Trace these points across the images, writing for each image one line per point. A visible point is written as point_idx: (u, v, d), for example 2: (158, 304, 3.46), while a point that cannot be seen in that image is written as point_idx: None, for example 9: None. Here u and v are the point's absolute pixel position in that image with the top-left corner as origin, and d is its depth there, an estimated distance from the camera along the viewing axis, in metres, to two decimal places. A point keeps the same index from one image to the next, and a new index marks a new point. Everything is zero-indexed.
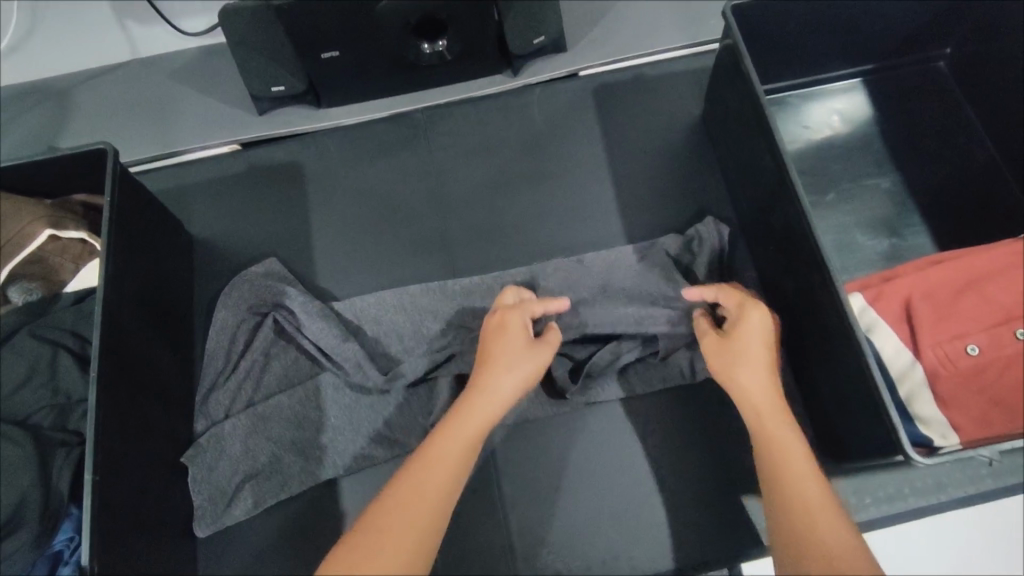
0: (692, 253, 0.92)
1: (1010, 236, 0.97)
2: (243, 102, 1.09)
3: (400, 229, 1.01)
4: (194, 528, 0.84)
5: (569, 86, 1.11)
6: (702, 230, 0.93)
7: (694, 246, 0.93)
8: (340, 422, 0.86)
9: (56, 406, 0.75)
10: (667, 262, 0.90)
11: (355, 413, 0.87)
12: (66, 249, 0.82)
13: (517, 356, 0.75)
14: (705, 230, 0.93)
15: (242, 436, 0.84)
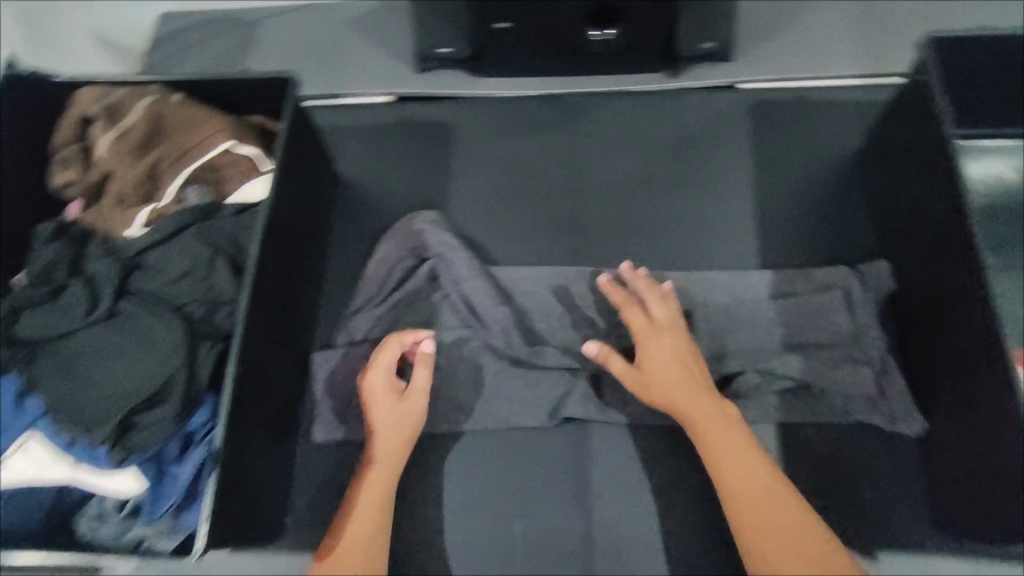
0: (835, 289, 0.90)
1: None
2: (408, 59, 1.14)
3: (533, 207, 1.03)
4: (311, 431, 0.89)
5: (728, 96, 1.08)
6: (871, 273, 0.91)
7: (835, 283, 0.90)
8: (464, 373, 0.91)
9: (207, 302, 0.80)
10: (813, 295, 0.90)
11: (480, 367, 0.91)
12: (238, 164, 0.87)
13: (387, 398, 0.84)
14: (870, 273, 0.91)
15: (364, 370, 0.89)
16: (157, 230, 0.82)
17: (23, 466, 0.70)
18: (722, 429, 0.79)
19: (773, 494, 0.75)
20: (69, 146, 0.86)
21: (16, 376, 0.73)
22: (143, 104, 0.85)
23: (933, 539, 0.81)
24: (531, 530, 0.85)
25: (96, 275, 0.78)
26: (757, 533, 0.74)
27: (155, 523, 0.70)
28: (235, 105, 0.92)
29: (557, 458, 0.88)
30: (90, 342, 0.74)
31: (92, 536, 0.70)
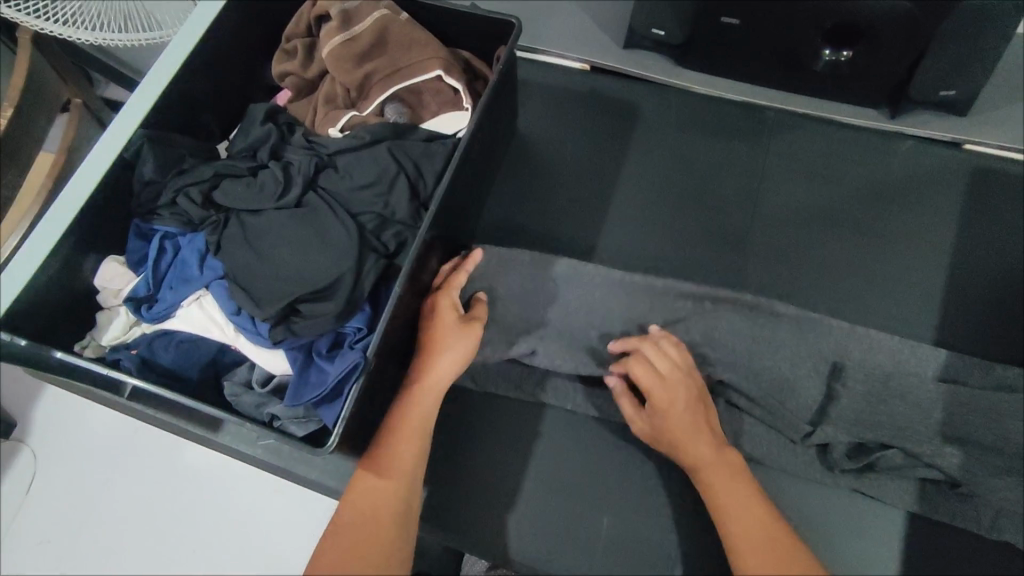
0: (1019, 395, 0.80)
1: None
2: (613, 31, 1.11)
3: (701, 209, 0.98)
4: None
5: (946, 152, 0.98)
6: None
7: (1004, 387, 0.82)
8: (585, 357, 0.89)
9: (382, 217, 0.83)
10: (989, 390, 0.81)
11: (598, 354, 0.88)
12: (440, 93, 0.90)
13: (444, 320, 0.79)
14: None
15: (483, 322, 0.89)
16: (355, 137, 0.85)
17: (193, 317, 0.76)
18: (690, 423, 0.76)
19: (734, 481, 0.73)
20: (298, 38, 0.91)
21: (206, 236, 0.78)
22: (376, 16, 0.88)
23: None
24: (619, 530, 0.83)
25: (292, 165, 0.83)
26: (725, 515, 0.72)
27: (294, 408, 0.72)
28: (450, 36, 0.94)
29: (662, 468, 0.85)
30: (275, 225, 0.78)
31: (235, 400, 0.74)
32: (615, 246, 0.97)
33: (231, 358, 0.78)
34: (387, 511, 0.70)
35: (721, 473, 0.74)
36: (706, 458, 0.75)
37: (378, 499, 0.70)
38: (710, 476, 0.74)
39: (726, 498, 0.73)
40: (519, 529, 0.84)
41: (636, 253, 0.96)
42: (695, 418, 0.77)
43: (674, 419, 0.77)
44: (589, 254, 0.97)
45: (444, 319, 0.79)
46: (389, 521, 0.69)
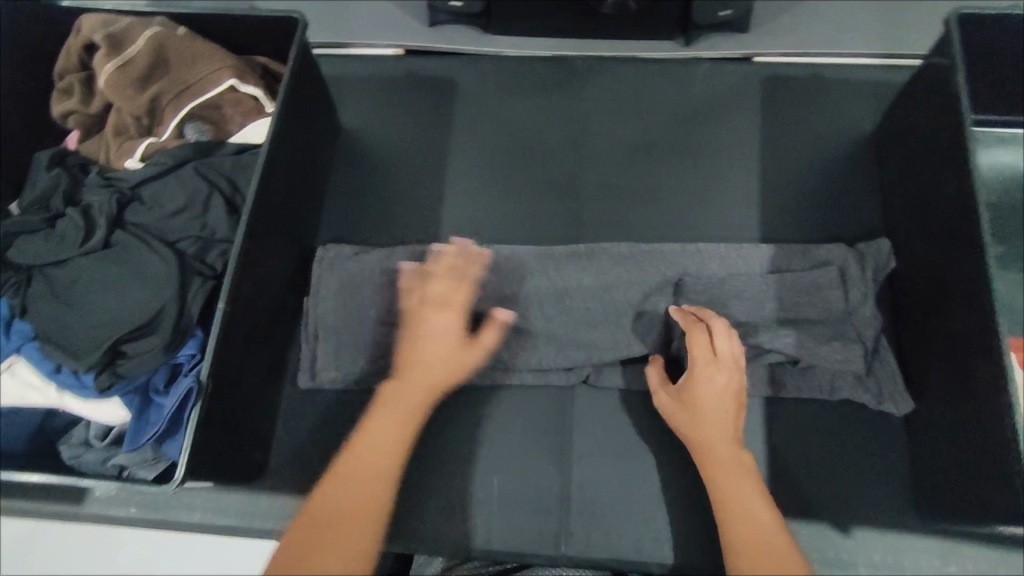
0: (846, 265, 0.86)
1: None
2: (417, 12, 1.11)
3: (533, 167, 1.01)
4: (297, 377, 0.89)
5: (739, 68, 1.06)
6: (869, 250, 0.88)
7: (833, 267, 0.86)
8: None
9: (202, 239, 0.80)
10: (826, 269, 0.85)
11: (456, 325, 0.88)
12: (240, 103, 0.86)
13: (451, 343, 0.75)
14: (872, 252, 0.88)
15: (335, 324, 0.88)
16: (157, 163, 0.81)
17: (7, 387, 0.71)
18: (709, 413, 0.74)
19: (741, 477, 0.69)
20: (71, 74, 0.86)
21: (9, 300, 0.73)
22: (148, 35, 0.84)
23: (916, 522, 0.79)
24: (510, 487, 0.85)
25: (92, 205, 0.78)
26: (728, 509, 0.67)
27: (140, 452, 0.70)
28: (242, 45, 0.92)
29: (540, 418, 0.88)
30: (84, 272, 0.74)
31: (76, 462, 0.71)
32: (458, 220, 0.99)
33: (67, 418, 0.74)
34: (370, 508, 0.63)
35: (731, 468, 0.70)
36: (720, 452, 0.72)
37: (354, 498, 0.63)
38: (717, 465, 0.71)
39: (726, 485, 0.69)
40: (414, 513, 0.84)
41: (481, 223, 0.98)
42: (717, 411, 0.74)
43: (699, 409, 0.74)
44: (435, 232, 0.98)
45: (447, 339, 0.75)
46: (365, 527, 0.62)
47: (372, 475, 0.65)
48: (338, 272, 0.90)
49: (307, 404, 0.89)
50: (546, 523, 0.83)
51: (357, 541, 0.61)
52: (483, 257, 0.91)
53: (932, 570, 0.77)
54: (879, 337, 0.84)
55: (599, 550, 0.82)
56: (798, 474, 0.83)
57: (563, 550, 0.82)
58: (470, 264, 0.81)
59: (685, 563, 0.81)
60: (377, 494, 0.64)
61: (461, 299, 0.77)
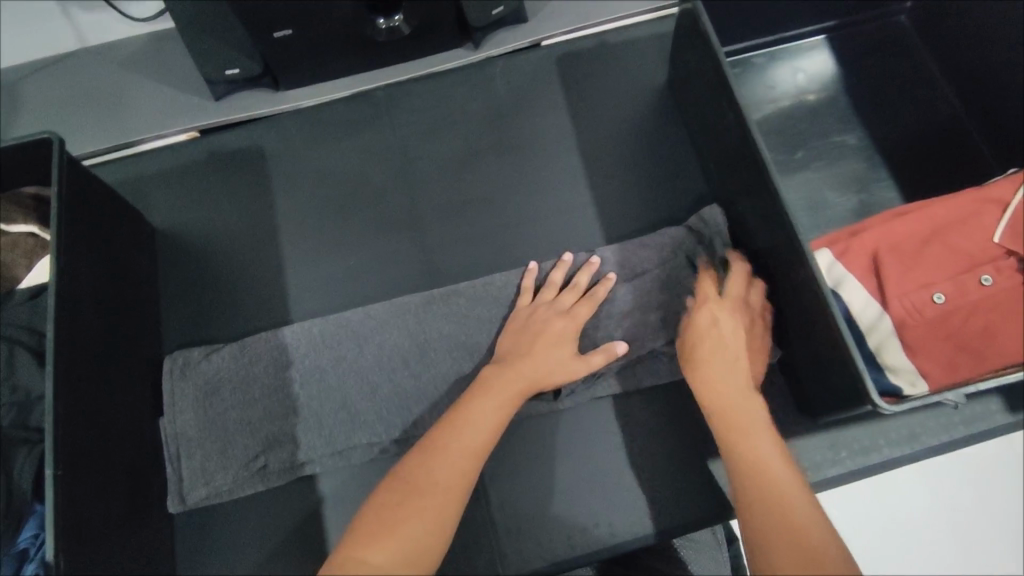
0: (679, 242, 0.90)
1: (956, 186, 0.98)
2: (197, 87, 1.04)
3: (364, 209, 0.99)
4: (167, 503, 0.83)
5: (532, 56, 1.08)
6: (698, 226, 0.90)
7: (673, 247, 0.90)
8: (313, 415, 0.85)
9: (17, 404, 0.72)
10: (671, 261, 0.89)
11: (323, 405, 0.85)
12: (16, 245, 0.79)
13: (558, 350, 0.80)
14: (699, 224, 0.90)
15: (202, 437, 0.83)
16: None
17: None
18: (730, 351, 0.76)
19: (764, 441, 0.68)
20: None
21: None
22: None
23: (803, 425, 0.85)
24: None
25: None
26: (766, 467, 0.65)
27: None
28: (6, 181, 0.84)
29: None
30: None
31: None
32: (305, 286, 0.95)
33: None
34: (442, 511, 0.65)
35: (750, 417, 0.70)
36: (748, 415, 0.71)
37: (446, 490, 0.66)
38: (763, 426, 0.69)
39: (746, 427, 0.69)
40: None
41: (329, 283, 0.95)
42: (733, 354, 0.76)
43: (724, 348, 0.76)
44: (286, 306, 0.94)
45: (554, 352, 0.80)
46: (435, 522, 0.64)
47: (434, 482, 0.66)
48: (191, 379, 0.85)
49: (202, 525, 0.84)
50: (479, 553, 0.83)
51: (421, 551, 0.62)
52: (338, 322, 0.88)
53: (827, 462, 0.83)
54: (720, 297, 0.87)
55: (536, 560, 0.82)
56: (691, 418, 0.87)
57: (503, 572, 0.82)
58: (581, 289, 0.86)
59: (616, 541, 0.83)
60: (447, 497, 0.66)
61: (581, 312, 0.83)
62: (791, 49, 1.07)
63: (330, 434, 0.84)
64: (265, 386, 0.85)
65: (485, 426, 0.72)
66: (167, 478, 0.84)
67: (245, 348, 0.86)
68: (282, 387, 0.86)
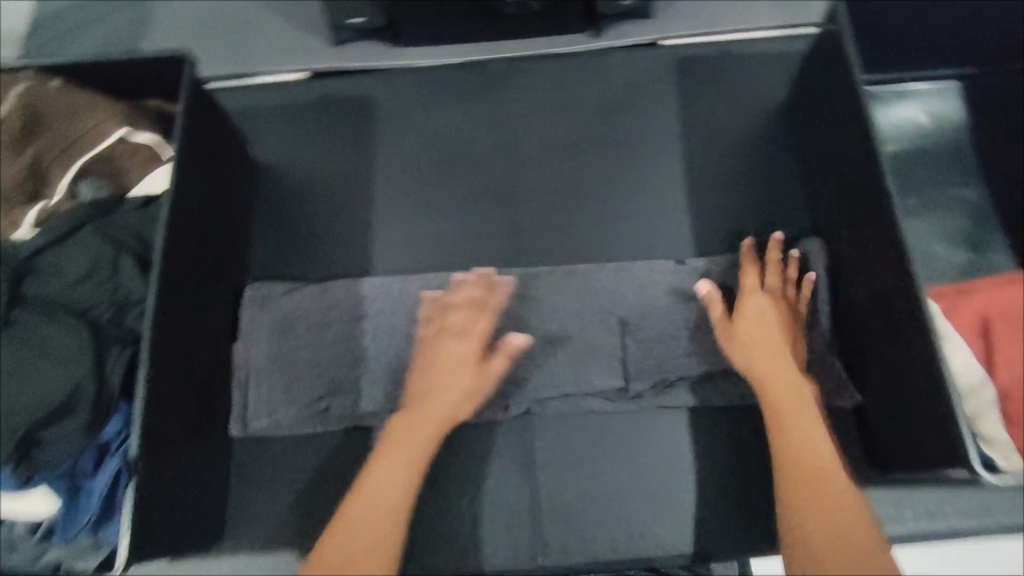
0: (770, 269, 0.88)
1: None
2: (319, 31, 1.06)
3: (459, 177, 0.99)
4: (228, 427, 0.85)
5: (650, 55, 1.05)
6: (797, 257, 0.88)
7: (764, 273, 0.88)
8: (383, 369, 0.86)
9: (115, 303, 0.74)
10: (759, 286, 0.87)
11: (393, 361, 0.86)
12: (136, 152, 0.81)
13: None
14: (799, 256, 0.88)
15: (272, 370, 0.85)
16: (49, 229, 0.75)
17: None
18: (789, 389, 0.75)
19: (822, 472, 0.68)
20: None
21: None
22: (21, 90, 0.78)
23: (871, 477, 0.82)
24: (481, 509, 0.83)
25: None
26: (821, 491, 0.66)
27: (76, 542, 0.67)
28: (131, 91, 0.87)
29: (500, 432, 0.86)
30: None
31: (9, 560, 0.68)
32: (390, 242, 0.96)
33: None
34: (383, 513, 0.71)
35: (807, 467, 0.68)
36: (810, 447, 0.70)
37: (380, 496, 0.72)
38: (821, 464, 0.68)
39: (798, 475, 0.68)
40: None
41: (414, 244, 0.96)
42: (794, 395, 0.75)
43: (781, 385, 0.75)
44: (369, 258, 0.95)
45: None
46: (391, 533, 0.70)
47: (383, 495, 0.72)
48: (271, 312, 0.87)
49: (257, 454, 0.86)
50: (521, 537, 0.82)
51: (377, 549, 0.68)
52: (419, 284, 0.89)
53: (890, 520, 0.80)
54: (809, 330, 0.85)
55: (575, 555, 0.82)
56: (754, 446, 0.85)
57: (541, 561, 0.82)
58: None
59: (658, 553, 0.82)
60: (393, 514, 0.71)
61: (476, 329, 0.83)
62: (913, 89, 1.02)
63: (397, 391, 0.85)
64: (340, 332, 0.87)
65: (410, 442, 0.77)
66: (231, 403, 0.86)
67: (326, 292, 0.89)
68: (356, 337, 0.87)
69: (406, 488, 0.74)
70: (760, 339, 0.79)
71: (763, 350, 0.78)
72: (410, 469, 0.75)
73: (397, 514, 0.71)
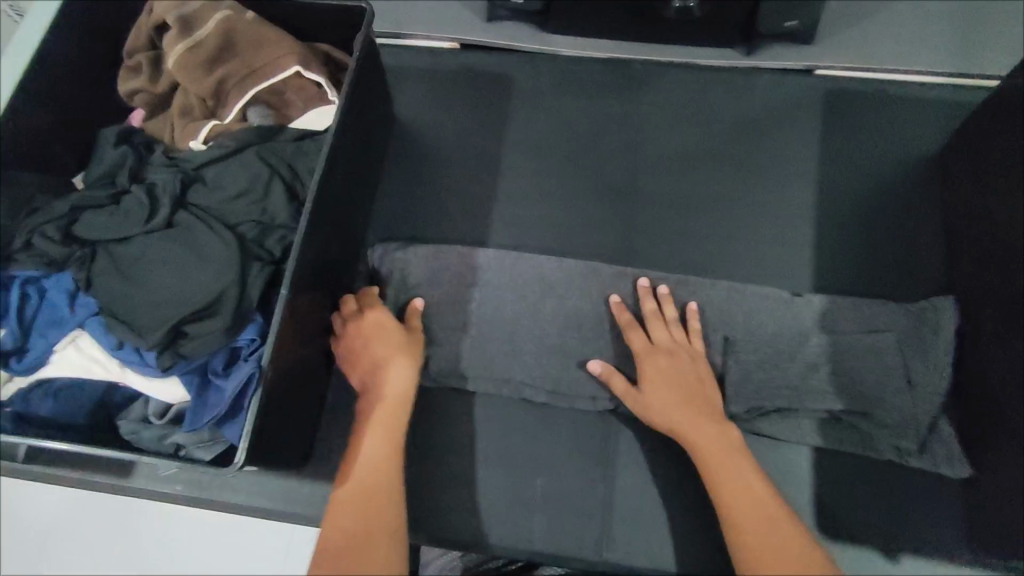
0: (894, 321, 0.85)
1: None
2: (477, 6, 1.10)
3: (586, 168, 1.00)
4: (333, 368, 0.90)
5: (801, 81, 1.03)
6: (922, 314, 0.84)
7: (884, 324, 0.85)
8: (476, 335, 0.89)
9: (261, 224, 0.79)
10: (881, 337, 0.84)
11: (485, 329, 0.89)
12: (302, 89, 0.87)
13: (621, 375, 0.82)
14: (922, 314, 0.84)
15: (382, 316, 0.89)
16: (220, 147, 0.81)
17: (71, 360, 0.73)
18: (720, 448, 0.74)
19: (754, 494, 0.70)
20: (141, 53, 0.87)
21: (74, 274, 0.74)
22: (219, 17, 0.84)
23: (967, 554, 0.78)
24: (552, 490, 0.84)
25: (157, 184, 0.78)
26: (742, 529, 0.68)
27: (198, 432, 0.72)
28: (308, 33, 0.92)
29: (585, 422, 0.86)
30: (148, 251, 0.74)
31: (134, 437, 0.72)
32: (509, 218, 0.98)
33: (128, 393, 0.75)
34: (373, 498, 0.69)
35: (758, 519, 0.68)
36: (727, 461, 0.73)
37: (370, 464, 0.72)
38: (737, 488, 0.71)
39: (749, 533, 0.68)
40: (455, 506, 0.84)
41: (532, 223, 0.98)
42: (729, 456, 0.73)
43: (696, 434, 0.75)
44: (486, 229, 0.98)
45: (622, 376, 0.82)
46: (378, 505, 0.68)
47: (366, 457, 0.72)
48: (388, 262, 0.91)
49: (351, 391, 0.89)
50: (588, 527, 0.82)
51: (377, 514, 0.68)
52: (531, 263, 0.91)
53: None
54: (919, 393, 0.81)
55: (639, 557, 0.81)
56: (846, 495, 0.81)
57: (604, 555, 0.81)
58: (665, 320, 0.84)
59: None
60: (380, 479, 0.71)
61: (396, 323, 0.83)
62: None
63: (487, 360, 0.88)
64: (448, 295, 0.90)
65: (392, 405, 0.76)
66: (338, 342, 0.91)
67: (440, 255, 0.92)
68: (462, 302, 0.90)
69: (394, 456, 0.73)
70: (671, 383, 0.79)
71: (684, 405, 0.77)
72: (396, 431, 0.75)
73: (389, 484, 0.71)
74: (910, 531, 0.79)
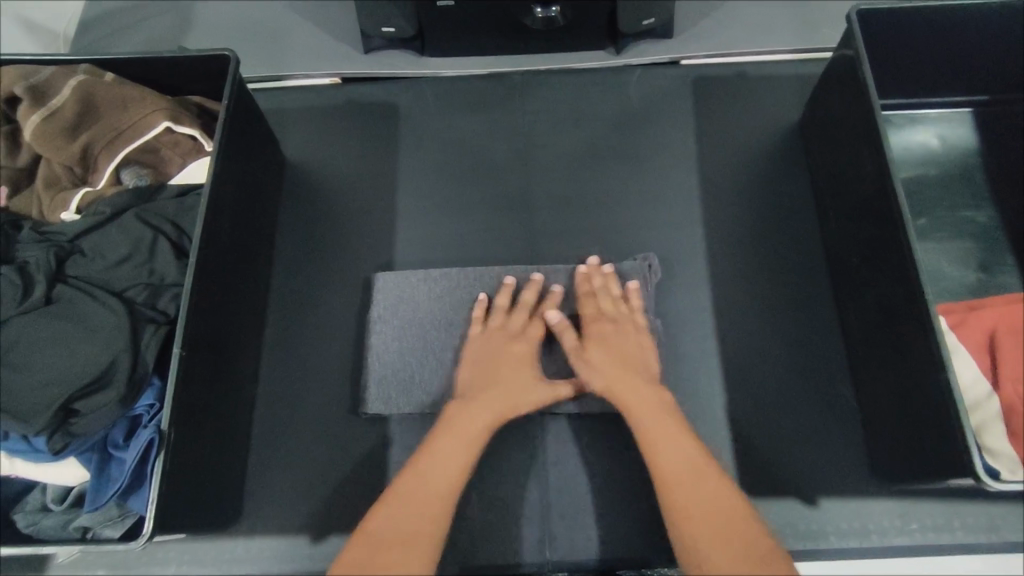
0: (772, 290, 0.94)
1: None
2: (352, 39, 1.11)
3: (480, 182, 1.03)
4: (257, 424, 0.88)
5: (670, 73, 1.09)
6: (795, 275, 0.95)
7: (768, 293, 0.94)
8: (404, 366, 0.88)
9: (150, 286, 0.77)
10: (767, 305, 0.93)
11: (411, 356, 0.89)
12: (177, 144, 0.85)
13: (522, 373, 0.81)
14: (796, 281, 0.94)
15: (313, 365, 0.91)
16: (96, 214, 0.78)
17: None
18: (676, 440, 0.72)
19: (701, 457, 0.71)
20: None
21: None
22: (73, 84, 0.82)
23: (877, 486, 0.83)
24: (488, 501, 0.84)
25: (29, 262, 0.75)
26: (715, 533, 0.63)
27: (104, 509, 0.70)
28: (174, 86, 0.91)
29: (511, 429, 0.87)
30: (26, 332, 0.71)
31: (34, 528, 0.69)
32: (411, 242, 0.99)
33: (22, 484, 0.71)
34: (429, 493, 0.69)
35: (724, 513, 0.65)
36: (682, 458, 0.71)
37: (422, 494, 0.69)
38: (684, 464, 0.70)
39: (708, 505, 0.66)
40: None
41: (435, 244, 0.99)
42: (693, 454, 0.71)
43: (675, 466, 0.70)
44: (390, 255, 0.98)
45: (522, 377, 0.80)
46: (422, 515, 0.67)
47: (414, 497, 0.69)
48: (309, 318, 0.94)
49: (277, 438, 0.88)
50: (528, 531, 0.83)
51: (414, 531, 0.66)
52: (451, 287, 0.91)
53: (894, 530, 0.81)
54: (809, 348, 0.90)
55: (582, 551, 0.82)
56: (763, 453, 0.85)
57: (549, 556, 0.82)
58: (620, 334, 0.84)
59: (666, 554, 0.81)
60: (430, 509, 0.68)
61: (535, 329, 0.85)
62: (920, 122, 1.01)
63: (415, 388, 0.87)
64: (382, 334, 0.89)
65: (466, 436, 0.75)
66: (256, 396, 0.90)
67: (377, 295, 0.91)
68: (388, 340, 0.89)
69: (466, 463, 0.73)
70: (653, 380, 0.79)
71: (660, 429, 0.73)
72: (472, 445, 0.75)
73: (440, 505, 0.69)
74: (826, 475, 0.84)
